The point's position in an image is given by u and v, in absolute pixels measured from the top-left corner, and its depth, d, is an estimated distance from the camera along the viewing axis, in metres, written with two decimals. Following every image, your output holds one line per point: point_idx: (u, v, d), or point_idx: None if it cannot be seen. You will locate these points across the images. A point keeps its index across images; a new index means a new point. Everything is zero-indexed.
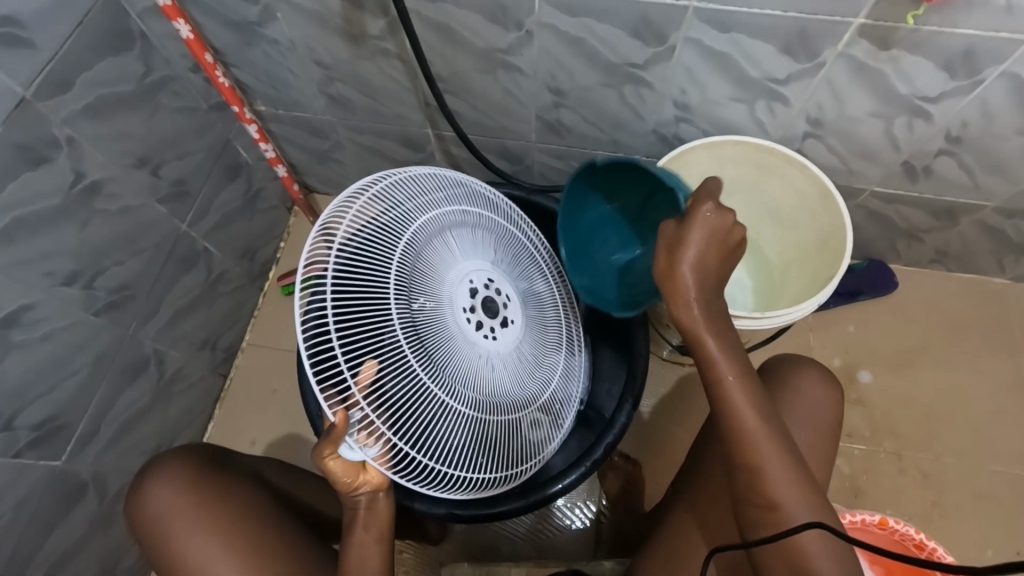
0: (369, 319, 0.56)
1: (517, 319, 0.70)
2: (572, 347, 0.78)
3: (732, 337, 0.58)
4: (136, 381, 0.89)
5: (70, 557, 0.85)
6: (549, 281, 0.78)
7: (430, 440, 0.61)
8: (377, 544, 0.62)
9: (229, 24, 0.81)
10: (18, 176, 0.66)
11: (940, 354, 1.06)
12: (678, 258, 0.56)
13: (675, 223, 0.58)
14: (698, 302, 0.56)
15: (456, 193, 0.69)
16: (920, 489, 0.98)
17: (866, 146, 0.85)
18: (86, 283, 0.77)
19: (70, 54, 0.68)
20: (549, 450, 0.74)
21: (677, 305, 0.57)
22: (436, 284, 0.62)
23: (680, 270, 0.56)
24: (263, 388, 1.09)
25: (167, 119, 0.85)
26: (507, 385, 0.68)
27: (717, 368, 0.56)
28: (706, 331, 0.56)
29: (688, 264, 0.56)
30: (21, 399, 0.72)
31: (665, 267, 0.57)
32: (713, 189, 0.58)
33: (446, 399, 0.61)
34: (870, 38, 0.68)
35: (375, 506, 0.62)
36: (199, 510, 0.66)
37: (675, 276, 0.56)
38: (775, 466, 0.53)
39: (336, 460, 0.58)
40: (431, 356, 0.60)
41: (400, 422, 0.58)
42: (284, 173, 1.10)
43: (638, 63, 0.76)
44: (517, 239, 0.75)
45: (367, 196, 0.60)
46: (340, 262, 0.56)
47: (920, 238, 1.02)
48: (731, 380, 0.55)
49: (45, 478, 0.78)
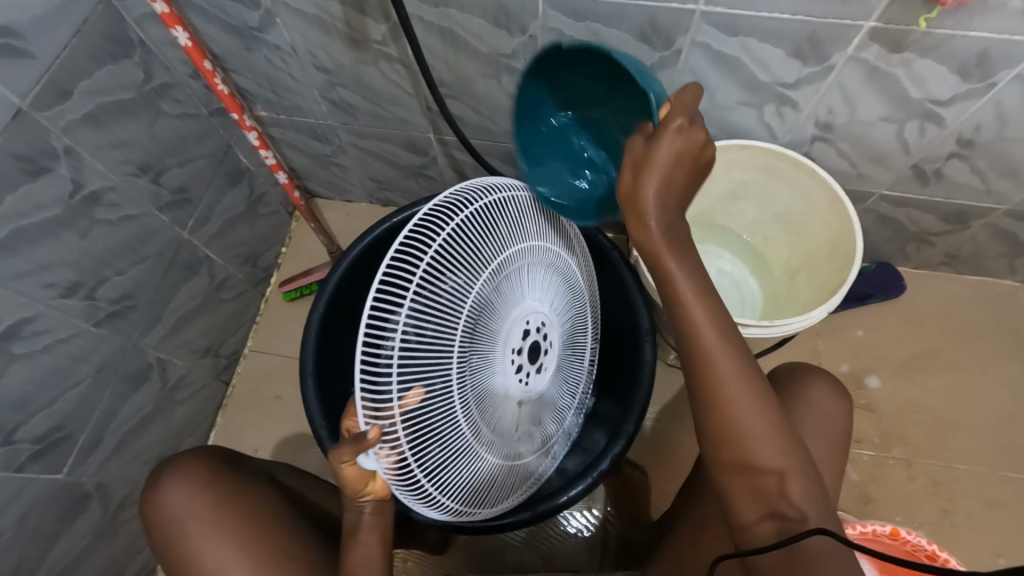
0: (424, 340, 0.56)
1: (553, 365, 0.71)
2: (582, 397, 0.80)
3: (694, 259, 0.56)
4: (139, 390, 0.89)
5: (73, 568, 0.84)
6: (591, 333, 0.79)
7: (443, 470, 0.60)
8: (378, 545, 0.62)
9: (229, 29, 0.80)
10: (18, 188, 0.65)
11: (950, 359, 1.05)
12: (640, 180, 0.53)
13: (643, 137, 0.53)
14: (658, 224, 0.54)
15: (548, 228, 0.71)
16: (931, 496, 0.97)
17: (877, 151, 0.83)
18: (87, 292, 0.76)
19: (69, 63, 0.67)
20: (534, 485, 0.75)
21: (635, 222, 0.55)
22: (493, 322, 0.62)
23: (642, 193, 0.53)
24: (267, 395, 1.08)
25: (168, 125, 0.84)
26: (523, 427, 0.70)
27: (675, 286, 0.55)
28: (663, 247, 0.55)
29: (651, 177, 0.52)
30: (23, 411, 0.71)
31: (627, 186, 0.54)
32: (687, 99, 0.51)
33: (467, 437, 0.62)
34: (881, 42, 0.67)
35: (379, 510, 0.61)
36: (217, 510, 0.65)
37: (632, 187, 0.53)
38: (768, 444, 0.50)
39: (351, 468, 0.55)
40: (468, 395, 0.61)
41: (422, 450, 0.58)
42: (286, 181, 0.98)
43: (644, 67, 0.75)
44: (580, 285, 0.76)
45: (462, 217, 0.62)
46: (426, 276, 0.57)
47: (929, 242, 1.01)
48: (689, 297, 0.54)
49: (48, 489, 0.77)
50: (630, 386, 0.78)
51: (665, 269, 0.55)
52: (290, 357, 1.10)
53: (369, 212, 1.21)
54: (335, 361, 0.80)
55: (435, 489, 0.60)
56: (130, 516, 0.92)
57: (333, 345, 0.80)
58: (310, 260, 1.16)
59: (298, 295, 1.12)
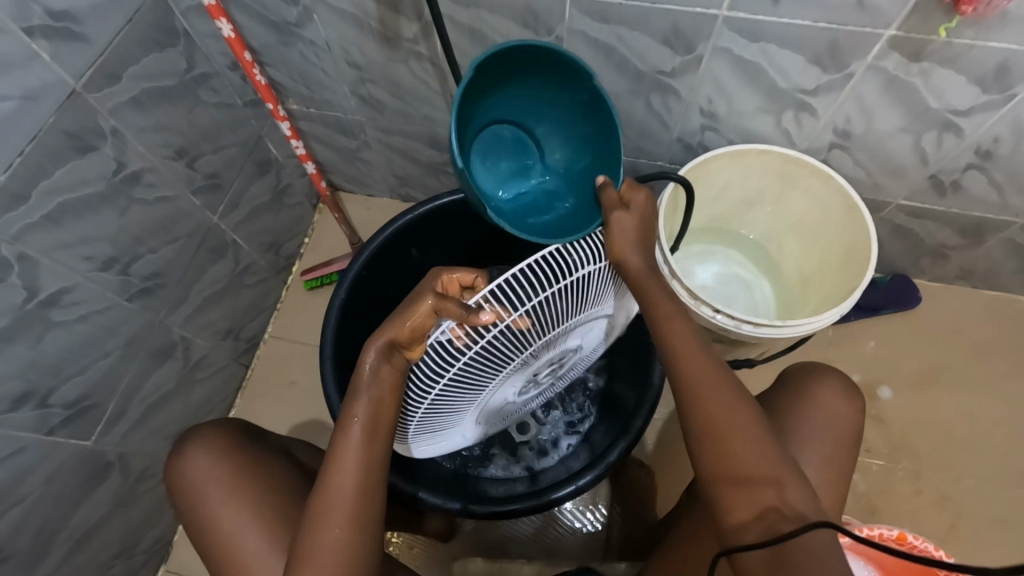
0: (553, 316, 0.56)
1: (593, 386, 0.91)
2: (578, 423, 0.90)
3: (694, 331, 0.60)
4: (163, 365, 0.91)
5: (88, 538, 0.85)
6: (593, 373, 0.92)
7: (446, 408, 0.61)
8: (341, 529, 0.54)
9: (268, 24, 0.83)
10: (67, 162, 0.68)
11: (966, 372, 1.04)
12: (613, 227, 0.58)
13: (623, 209, 0.58)
14: (666, 299, 0.60)
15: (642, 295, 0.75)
16: (940, 510, 0.96)
17: (894, 161, 0.84)
18: (122, 267, 0.79)
19: (119, 49, 0.71)
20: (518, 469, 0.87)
21: (614, 243, 0.58)
22: (551, 351, 0.63)
23: (626, 254, 0.58)
24: (282, 378, 1.10)
25: (206, 113, 0.87)
26: (505, 414, 0.75)
27: (678, 345, 0.59)
28: (672, 317, 0.60)
29: (630, 243, 0.58)
30: (56, 376, 0.74)
31: (611, 237, 0.58)
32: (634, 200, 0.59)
33: (466, 412, 0.64)
34: (900, 51, 0.68)
35: (384, 375, 0.56)
36: (234, 477, 0.67)
37: (622, 250, 0.58)
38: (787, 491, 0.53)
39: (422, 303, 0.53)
40: (498, 387, 0.62)
41: (447, 389, 0.57)
42: (313, 171, 1.02)
43: (666, 70, 0.77)
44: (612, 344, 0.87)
45: None
46: (565, 291, 0.55)
47: (946, 256, 1.01)
48: (690, 350, 0.58)
49: (74, 456, 0.79)
50: (640, 388, 0.78)
51: (630, 267, 0.59)
52: (306, 344, 1.12)
53: (390, 208, 1.22)
54: (351, 345, 0.82)
55: (442, 429, 0.65)
56: (147, 488, 0.93)
57: (348, 331, 0.81)
58: (329, 251, 1.18)
59: (318, 285, 1.14)
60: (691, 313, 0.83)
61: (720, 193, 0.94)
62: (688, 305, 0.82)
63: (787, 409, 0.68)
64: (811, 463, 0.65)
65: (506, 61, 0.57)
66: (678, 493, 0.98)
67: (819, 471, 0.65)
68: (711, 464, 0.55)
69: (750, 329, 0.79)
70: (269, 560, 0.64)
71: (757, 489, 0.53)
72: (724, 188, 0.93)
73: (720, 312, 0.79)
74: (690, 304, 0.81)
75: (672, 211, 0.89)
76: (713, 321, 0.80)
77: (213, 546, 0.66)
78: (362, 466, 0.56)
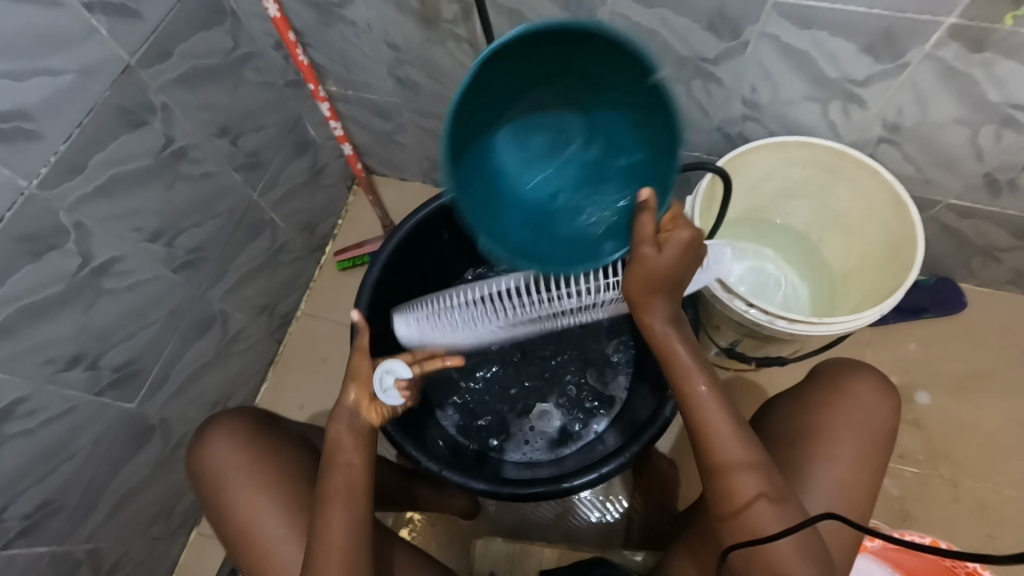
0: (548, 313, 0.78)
1: (618, 395, 0.89)
2: (592, 421, 0.89)
3: (709, 367, 0.61)
4: (203, 336, 0.94)
5: (132, 497, 0.90)
6: (620, 373, 0.90)
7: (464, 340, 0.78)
8: (340, 557, 0.58)
9: (311, 3, 0.84)
10: (118, 136, 0.70)
11: (1011, 380, 1.00)
12: (639, 265, 0.59)
13: (655, 245, 0.58)
14: (684, 346, 0.60)
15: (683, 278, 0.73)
16: (976, 520, 0.93)
17: (948, 155, 0.80)
18: (167, 240, 0.82)
19: (170, 27, 0.73)
20: (536, 451, 0.88)
21: (638, 282, 0.59)
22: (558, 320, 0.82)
23: (649, 296, 0.60)
24: (315, 354, 1.13)
25: (249, 92, 0.89)
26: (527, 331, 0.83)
27: (690, 381, 0.60)
28: (696, 371, 0.60)
29: (652, 282, 0.59)
30: (107, 341, 0.77)
31: (638, 272, 0.59)
32: (679, 237, 0.59)
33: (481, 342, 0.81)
34: (962, 40, 0.65)
35: (358, 424, 0.62)
36: (254, 460, 0.70)
37: (637, 288, 0.60)
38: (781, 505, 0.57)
39: (361, 360, 0.62)
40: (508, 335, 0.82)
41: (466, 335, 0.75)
42: (350, 152, 1.03)
43: (709, 57, 0.75)
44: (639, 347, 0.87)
45: None
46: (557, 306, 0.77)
47: (996, 257, 0.96)
48: (702, 391, 0.60)
49: (120, 418, 0.83)
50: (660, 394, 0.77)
51: (650, 308, 0.60)
52: (339, 323, 1.14)
53: (422, 191, 1.23)
54: (385, 328, 0.83)
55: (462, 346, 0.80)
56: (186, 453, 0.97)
57: (381, 312, 0.82)
58: (363, 232, 1.20)
59: (350, 264, 1.16)
60: (724, 305, 0.81)
61: (760, 184, 0.91)
62: (720, 298, 0.80)
63: (817, 405, 0.67)
64: (845, 461, 0.64)
65: (574, 43, 0.56)
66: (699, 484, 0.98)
67: (852, 468, 0.64)
68: (714, 478, 0.59)
69: (786, 324, 0.77)
70: (290, 540, 0.67)
71: (753, 476, 0.57)
72: (763, 180, 0.90)
73: (755, 305, 0.77)
74: (722, 297, 0.79)
75: (709, 203, 0.87)
76: (746, 315, 0.78)
77: (232, 526, 0.69)
78: (346, 510, 0.60)
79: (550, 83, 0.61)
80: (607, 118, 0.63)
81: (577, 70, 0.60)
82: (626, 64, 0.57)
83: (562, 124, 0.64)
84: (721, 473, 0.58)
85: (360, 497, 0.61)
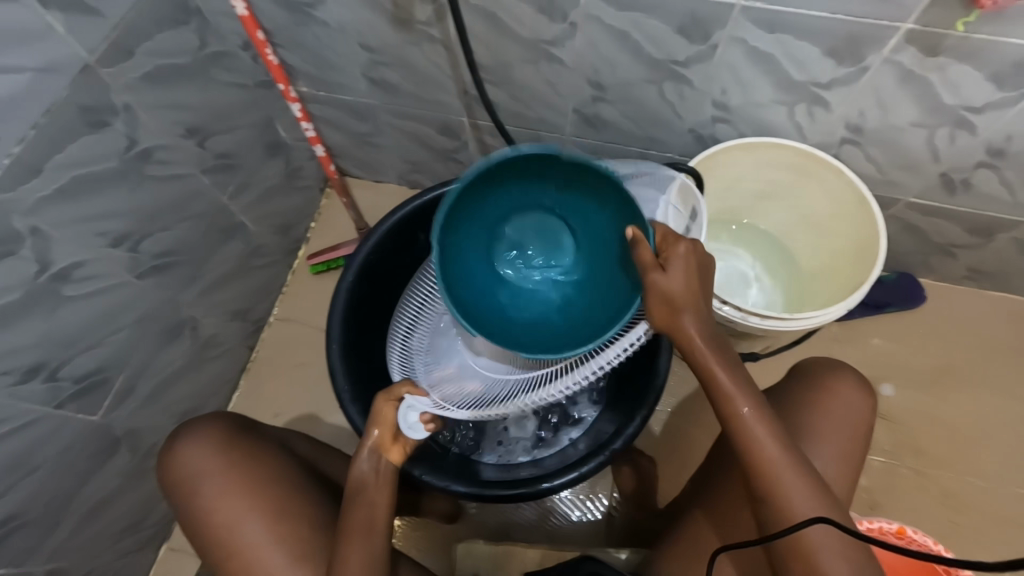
0: None
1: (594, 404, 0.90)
2: (568, 427, 0.89)
3: (739, 367, 0.61)
4: (171, 344, 0.91)
5: (98, 513, 0.86)
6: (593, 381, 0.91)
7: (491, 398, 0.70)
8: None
9: (282, 3, 0.83)
10: (78, 137, 0.67)
11: (969, 371, 1.04)
12: (660, 295, 0.58)
13: (661, 271, 0.58)
14: (723, 364, 0.60)
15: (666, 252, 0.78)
16: (940, 506, 0.97)
17: (908, 156, 0.84)
18: (132, 245, 0.79)
19: (133, 24, 0.71)
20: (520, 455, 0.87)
21: (666, 310, 0.59)
22: None
23: (681, 321, 0.59)
24: (291, 360, 1.10)
25: (218, 92, 0.87)
26: None
27: (733, 402, 0.59)
28: (738, 389, 0.59)
29: (677, 309, 0.59)
30: (69, 349, 0.74)
31: (662, 303, 0.59)
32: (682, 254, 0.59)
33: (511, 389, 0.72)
34: (918, 44, 0.68)
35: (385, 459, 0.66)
36: (233, 466, 0.68)
37: (666, 318, 0.59)
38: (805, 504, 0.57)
39: (387, 407, 0.66)
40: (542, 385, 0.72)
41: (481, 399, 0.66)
42: (323, 154, 1.00)
43: (681, 60, 0.77)
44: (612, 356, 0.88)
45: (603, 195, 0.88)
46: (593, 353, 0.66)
47: (953, 254, 1.01)
48: (747, 411, 0.59)
49: (84, 430, 0.80)
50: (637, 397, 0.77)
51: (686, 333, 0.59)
52: (314, 327, 1.12)
53: (398, 193, 1.22)
54: (361, 333, 0.83)
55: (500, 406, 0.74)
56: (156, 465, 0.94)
57: (358, 315, 0.82)
58: (338, 235, 1.18)
59: (325, 268, 1.14)
60: None
61: (730, 185, 0.94)
62: None
63: (806, 404, 0.68)
64: (830, 459, 0.65)
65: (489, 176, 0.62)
66: (679, 487, 0.98)
67: (836, 464, 0.66)
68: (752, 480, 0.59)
69: (757, 321, 0.79)
70: (272, 550, 0.65)
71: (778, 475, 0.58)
72: (734, 180, 0.93)
73: (728, 303, 0.79)
74: None
75: None
76: (719, 313, 0.80)
77: (209, 534, 0.67)
78: (369, 534, 0.63)
79: (498, 211, 0.66)
80: (570, 207, 0.65)
81: (511, 193, 0.65)
82: (533, 163, 0.61)
83: (539, 234, 0.67)
84: (751, 474, 0.59)
85: (380, 513, 0.64)
